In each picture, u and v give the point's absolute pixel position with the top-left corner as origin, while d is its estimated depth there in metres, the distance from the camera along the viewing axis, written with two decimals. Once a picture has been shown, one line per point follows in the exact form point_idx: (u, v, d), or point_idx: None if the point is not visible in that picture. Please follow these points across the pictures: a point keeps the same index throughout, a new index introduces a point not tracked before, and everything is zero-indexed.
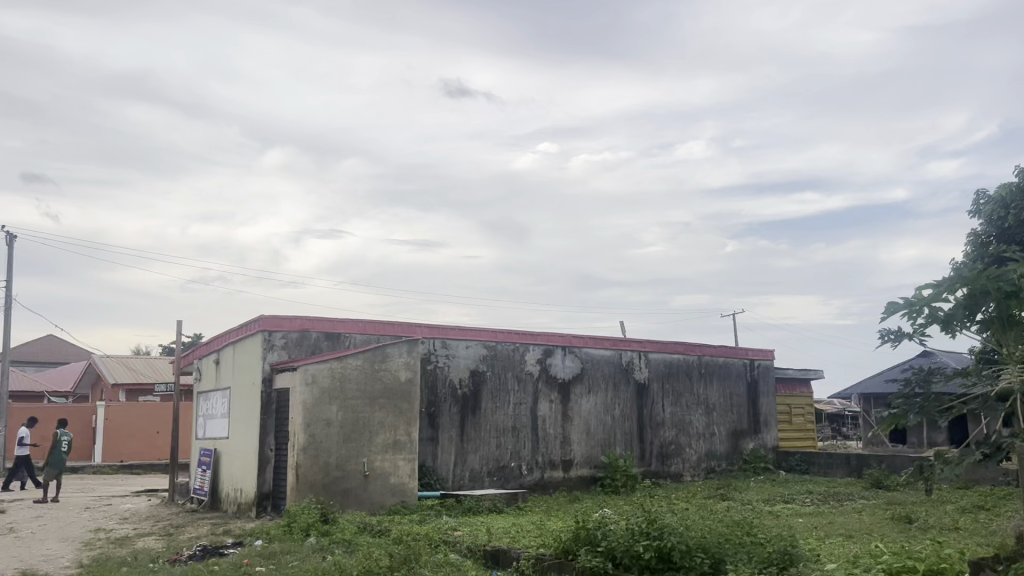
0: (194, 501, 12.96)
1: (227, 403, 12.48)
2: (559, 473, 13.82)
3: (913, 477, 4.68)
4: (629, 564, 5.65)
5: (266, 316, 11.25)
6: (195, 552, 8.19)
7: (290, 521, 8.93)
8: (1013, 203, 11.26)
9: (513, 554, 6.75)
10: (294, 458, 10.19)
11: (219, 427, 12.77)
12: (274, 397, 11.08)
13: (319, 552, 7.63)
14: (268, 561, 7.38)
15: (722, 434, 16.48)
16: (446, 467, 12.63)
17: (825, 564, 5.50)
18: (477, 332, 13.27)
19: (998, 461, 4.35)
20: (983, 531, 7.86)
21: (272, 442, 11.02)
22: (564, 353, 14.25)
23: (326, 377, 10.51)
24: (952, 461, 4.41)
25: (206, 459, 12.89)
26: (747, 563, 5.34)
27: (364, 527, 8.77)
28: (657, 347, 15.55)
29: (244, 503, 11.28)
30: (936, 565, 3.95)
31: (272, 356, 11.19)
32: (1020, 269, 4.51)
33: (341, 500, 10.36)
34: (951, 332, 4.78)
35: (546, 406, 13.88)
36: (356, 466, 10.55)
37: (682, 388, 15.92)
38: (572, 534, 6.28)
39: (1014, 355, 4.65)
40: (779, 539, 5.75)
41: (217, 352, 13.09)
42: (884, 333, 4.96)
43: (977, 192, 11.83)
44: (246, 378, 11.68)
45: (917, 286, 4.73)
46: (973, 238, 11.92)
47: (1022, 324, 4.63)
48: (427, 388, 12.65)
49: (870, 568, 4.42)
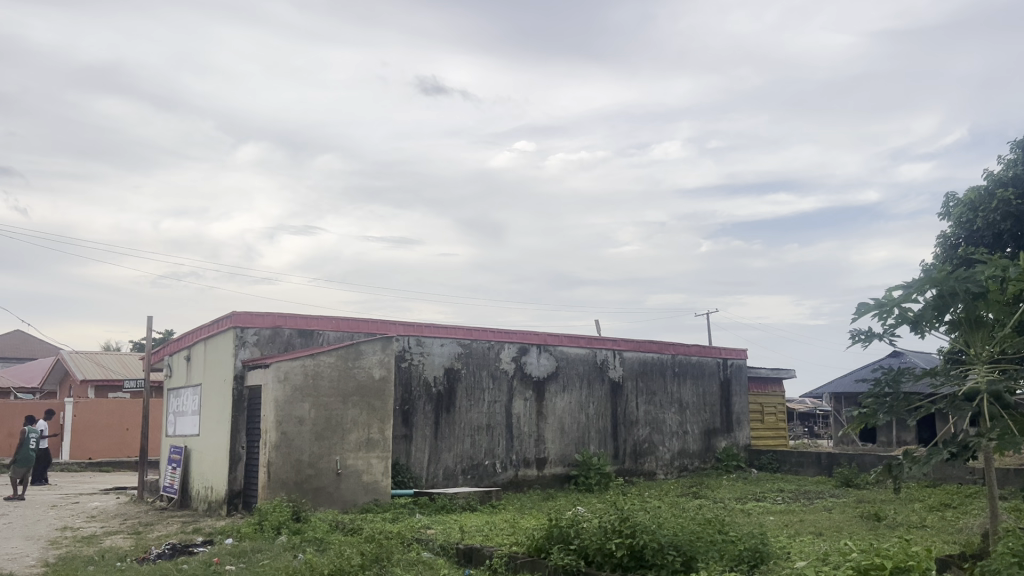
0: (164, 498, 12.80)
1: (198, 400, 12.35)
2: (533, 471, 13.82)
3: (881, 476, 4.72)
4: (602, 562, 5.68)
5: (239, 312, 11.14)
6: (162, 551, 8.06)
7: (260, 519, 8.83)
8: (983, 207, 11.42)
9: (486, 552, 6.74)
10: (266, 455, 10.10)
11: (190, 424, 12.63)
12: (246, 394, 10.98)
13: (289, 552, 7.53)
14: (238, 560, 7.28)
15: (695, 433, 16.58)
16: (420, 465, 12.59)
17: (794, 561, 5.63)
18: (452, 330, 13.23)
19: (965, 460, 4.40)
20: (950, 529, 7.99)
21: (243, 440, 10.92)
22: (539, 351, 14.26)
23: (299, 374, 10.43)
24: (919, 461, 4.46)
25: (176, 457, 12.73)
26: (718, 560, 5.42)
27: (335, 525, 8.70)
28: (632, 346, 15.61)
29: (214, 501, 11.16)
30: (903, 563, 3.98)
31: (243, 353, 11.08)
32: (988, 270, 4.58)
33: (312, 498, 10.29)
34: (920, 332, 4.85)
35: (521, 404, 13.88)
36: (328, 463, 10.48)
37: (655, 387, 16.00)
38: (545, 532, 6.28)
39: (981, 355, 4.72)
40: (750, 536, 5.83)
41: (188, 348, 12.94)
42: (855, 333, 5.01)
43: (946, 195, 11.98)
44: (218, 374, 11.56)
45: (888, 286, 4.78)
46: (943, 241, 12.09)
47: (989, 325, 4.70)
48: (401, 385, 12.60)
49: (838, 565, 4.44)
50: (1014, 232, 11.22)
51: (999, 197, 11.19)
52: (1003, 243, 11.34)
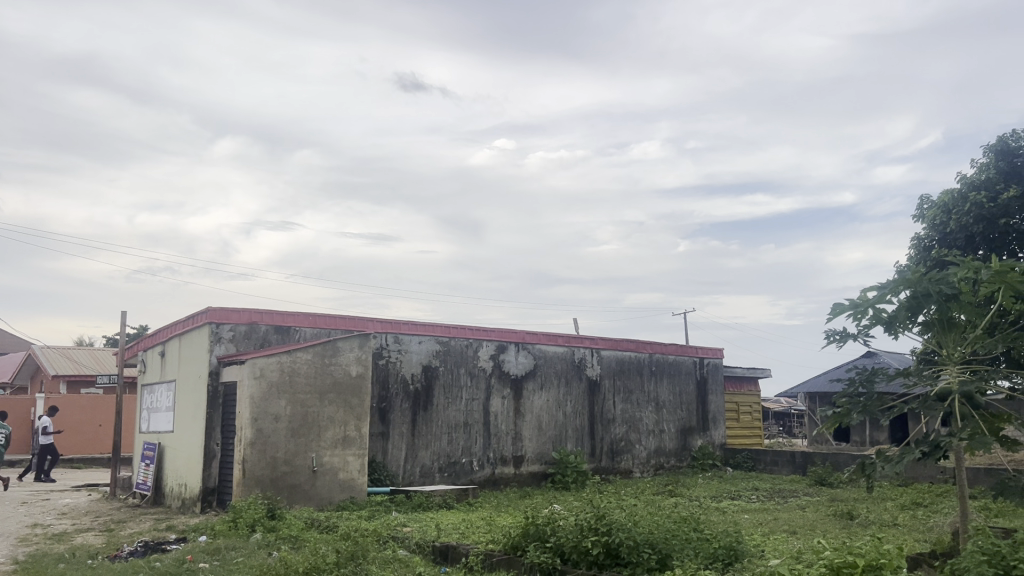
0: (137, 496, 12.67)
1: (173, 396, 12.24)
2: (510, 469, 13.82)
3: (854, 475, 4.77)
4: (578, 559, 5.70)
5: (214, 308, 11.04)
6: (135, 548, 7.99)
7: (235, 517, 8.76)
8: (956, 208, 11.59)
9: (462, 549, 6.73)
10: (240, 453, 10.01)
11: (163, 421, 12.51)
12: (221, 390, 10.89)
13: (264, 549, 7.50)
14: (212, 557, 7.23)
15: (672, 431, 16.67)
16: (396, 463, 12.53)
17: (768, 560, 5.68)
18: (430, 327, 13.20)
19: (936, 460, 4.45)
20: (921, 527, 8.09)
21: (217, 436, 10.83)
22: (517, 349, 14.28)
23: (274, 371, 10.35)
24: (891, 459, 4.51)
25: (149, 453, 12.59)
26: (693, 558, 5.45)
27: (311, 523, 8.65)
28: (610, 344, 15.67)
29: (188, 498, 11.06)
30: (875, 561, 4.00)
31: (218, 349, 10.98)
32: (961, 272, 4.63)
33: (288, 496, 10.23)
34: (894, 333, 4.90)
35: (498, 402, 13.89)
36: (304, 461, 10.42)
37: (633, 385, 16.07)
38: (521, 530, 6.30)
39: (953, 356, 4.78)
40: (725, 534, 5.87)
41: (163, 344, 12.81)
42: (830, 333, 5.05)
43: (921, 197, 12.14)
44: (192, 371, 11.45)
45: (863, 287, 4.82)
46: (917, 243, 12.24)
47: (961, 327, 4.77)
48: (379, 382, 12.54)
49: (812, 563, 4.46)
50: (986, 235, 11.35)
51: (972, 200, 11.35)
52: (974, 245, 11.49)
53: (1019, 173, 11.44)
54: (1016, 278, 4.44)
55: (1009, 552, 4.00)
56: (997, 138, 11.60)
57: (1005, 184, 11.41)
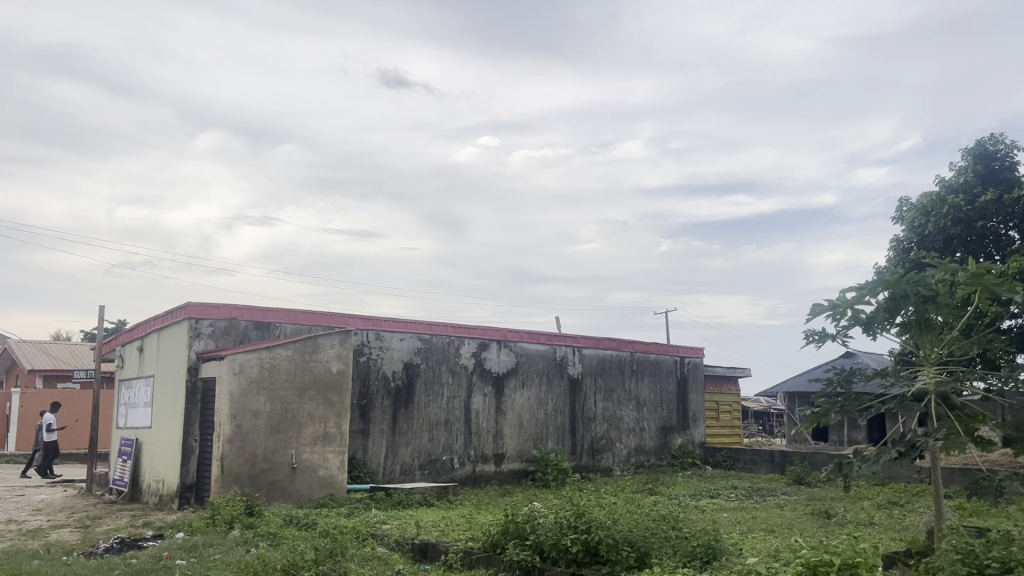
0: (113, 492, 12.55)
1: (150, 392, 12.13)
2: (490, 466, 13.82)
3: (832, 475, 4.81)
4: (557, 557, 5.70)
5: (194, 303, 10.95)
6: (111, 545, 7.91)
7: (213, 514, 8.69)
8: (934, 211, 11.71)
9: (441, 547, 6.72)
10: (219, 449, 9.93)
11: (141, 416, 12.39)
12: (200, 386, 10.81)
13: (242, 546, 7.46)
14: (189, 554, 7.18)
15: (652, 430, 16.73)
16: (377, 460, 12.48)
17: (746, 558, 5.71)
18: (412, 324, 13.18)
19: (912, 460, 4.49)
20: (896, 527, 8.15)
21: (196, 433, 10.75)
22: (499, 346, 14.28)
23: (254, 366, 10.30)
24: (868, 459, 4.55)
25: (126, 449, 12.48)
26: (671, 556, 5.48)
27: (289, 520, 8.61)
28: (591, 343, 15.72)
29: (165, 495, 10.97)
30: (851, 559, 4.01)
31: (198, 345, 10.90)
32: (938, 274, 4.68)
33: (267, 493, 10.17)
34: (872, 333, 4.94)
35: (480, 400, 13.88)
36: (283, 458, 10.37)
37: (614, 384, 16.11)
38: (501, 527, 6.30)
39: (930, 357, 4.82)
40: (703, 533, 5.90)
41: (141, 339, 12.69)
42: (809, 334, 5.09)
43: (899, 200, 12.26)
44: (171, 366, 11.36)
45: (841, 288, 4.86)
46: (895, 246, 12.36)
47: (937, 328, 4.82)
48: (359, 380, 12.48)
49: (789, 561, 4.48)
50: (964, 238, 11.47)
51: (950, 203, 11.46)
52: (952, 248, 11.61)
53: (997, 177, 11.57)
54: (992, 281, 4.49)
55: (982, 551, 4.05)
56: (975, 142, 11.70)
57: (982, 187, 11.54)
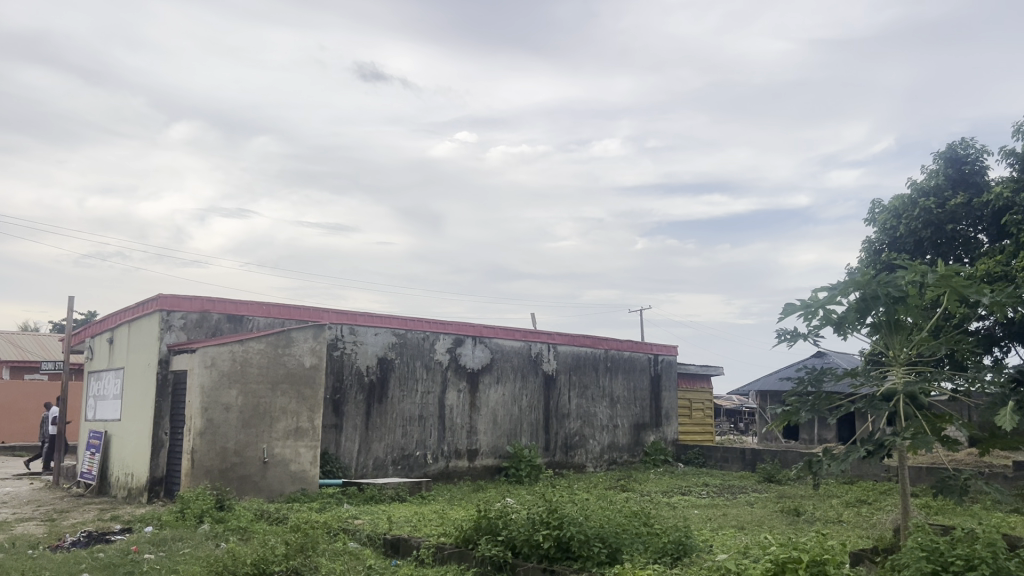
0: (81, 485, 12.40)
1: (120, 384, 11.99)
2: (464, 462, 13.81)
3: (802, 472, 4.86)
4: (529, 553, 5.70)
5: (165, 295, 10.82)
6: (77, 539, 7.80)
7: (183, 508, 8.61)
8: (906, 213, 11.87)
9: (413, 542, 6.72)
10: (190, 443, 9.84)
11: (110, 409, 12.24)
12: (170, 378, 10.69)
13: (211, 540, 7.38)
14: (158, 548, 7.10)
15: (625, 427, 16.81)
16: (349, 455, 12.41)
17: (716, 555, 5.77)
18: (387, 319, 13.12)
19: (880, 459, 4.53)
20: (864, 524, 8.26)
21: (166, 426, 10.65)
22: (474, 342, 14.27)
23: (226, 360, 10.20)
24: (838, 458, 4.61)
25: (94, 442, 12.33)
26: (643, 552, 5.52)
27: (260, 514, 8.56)
28: (566, 339, 15.76)
29: (134, 488, 10.85)
30: (820, 557, 4.05)
31: (169, 337, 10.78)
32: (908, 275, 4.73)
33: (237, 487, 10.09)
34: (843, 333, 4.98)
35: (454, 396, 13.87)
36: (254, 452, 10.29)
37: (588, 380, 16.17)
38: (473, 523, 6.30)
39: (899, 357, 4.88)
40: (675, 529, 5.95)
41: (111, 331, 12.53)
42: (781, 333, 5.13)
43: (872, 202, 12.41)
44: (141, 359, 11.23)
45: (813, 288, 4.90)
46: (867, 247, 12.52)
47: (907, 328, 4.87)
48: (333, 374, 12.40)
49: (757, 558, 4.51)
50: (934, 240, 11.65)
51: (921, 206, 11.62)
52: (923, 250, 11.79)
53: (967, 181, 11.74)
54: (960, 283, 4.56)
55: (947, 549, 4.12)
56: (947, 146, 11.84)
57: (952, 190, 11.72)
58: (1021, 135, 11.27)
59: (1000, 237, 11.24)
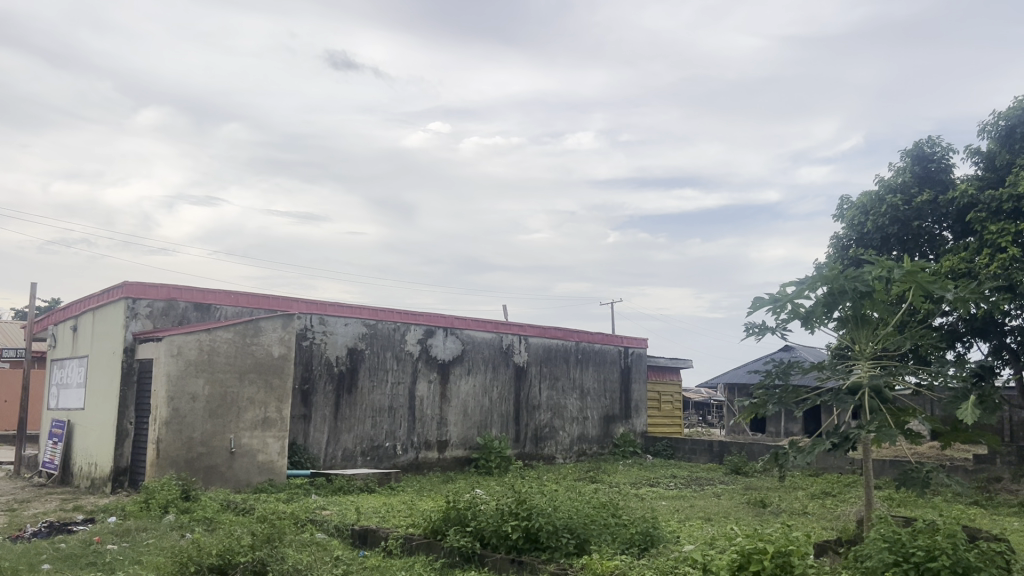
0: (43, 475, 12.20)
1: (84, 372, 11.78)
2: (434, 453, 13.79)
3: (768, 464, 4.91)
4: (497, 544, 5.73)
5: (131, 283, 10.67)
6: (39, 529, 7.66)
7: (147, 498, 8.50)
8: (873, 210, 12.05)
9: (381, 533, 6.68)
10: (155, 433, 9.72)
11: (73, 397, 12.04)
12: (135, 367, 10.54)
13: (175, 531, 7.29)
14: (122, 539, 6.99)
15: (595, 418, 16.89)
16: (318, 445, 12.32)
17: (682, 545, 5.82)
18: (357, 310, 13.05)
19: (845, 451, 4.58)
20: (828, 516, 8.38)
21: (131, 415, 10.49)
22: (445, 334, 14.25)
23: (192, 349, 10.07)
24: (803, 450, 4.66)
25: (57, 431, 12.13)
26: (610, 543, 5.56)
27: (226, 505, 8.48)
28: (537, 331, 15.78)
29: (97, 478, 10.70)
30: (784, 548, 4.09)
31: (134, 325, 10.62)
32: (875, 270, 4.79)
33: (204, 477, 9.98)
34: (810, 328, 5.02)
35: (425, 386, 13.84)
36: (221, 442, 10.17)
37: (559, 372, 16.22)
38: (442, 514, 6.29)
39: (865, 352, 4.94)
40: (642, 520, 5.99)
41: (75, 318, 12.33)
42: (750, 327, 5.17)
43: (841, 198, 12.57)
44: (106, 347, 11.05)
45: (782, 283, 4.94)
46: (835, 243, 12.69)
47: (873, 323, 4.93)
48: (302, 364, 12.30)
49: (724, 549, 4.54)
50: (900, 237, 11.83)
51: (889, 202, 11.77)
52: (889, 246, 11.97)
53: (933, 179, 11.90)
54: (925, 279, 4.62)
55: (909, 540, 4.18)
56: (914, 144, 12.00)
57: (919, 187, 11.87)
58: (986, 133, 11.46)
59: (964, 234, 11.43)
